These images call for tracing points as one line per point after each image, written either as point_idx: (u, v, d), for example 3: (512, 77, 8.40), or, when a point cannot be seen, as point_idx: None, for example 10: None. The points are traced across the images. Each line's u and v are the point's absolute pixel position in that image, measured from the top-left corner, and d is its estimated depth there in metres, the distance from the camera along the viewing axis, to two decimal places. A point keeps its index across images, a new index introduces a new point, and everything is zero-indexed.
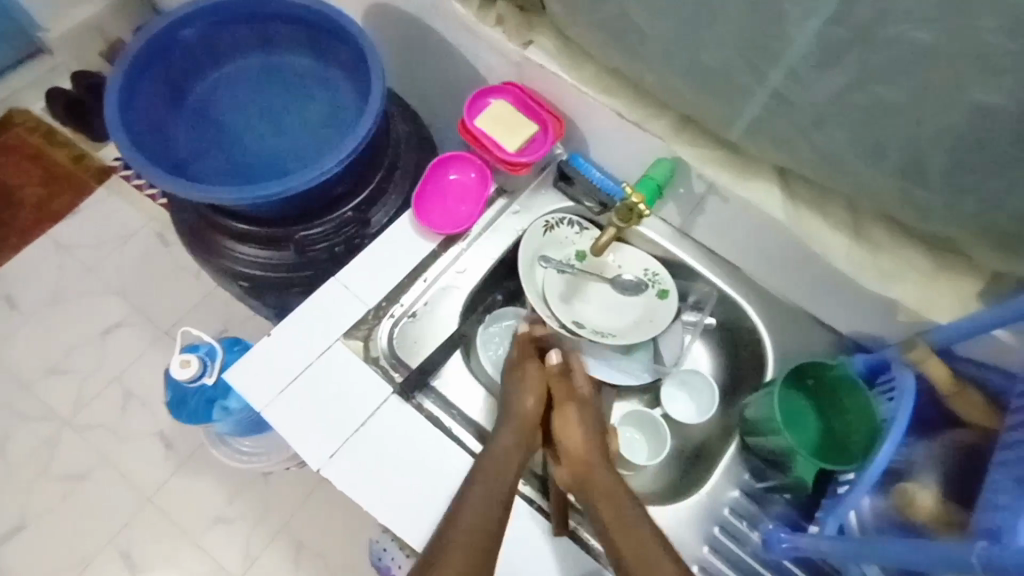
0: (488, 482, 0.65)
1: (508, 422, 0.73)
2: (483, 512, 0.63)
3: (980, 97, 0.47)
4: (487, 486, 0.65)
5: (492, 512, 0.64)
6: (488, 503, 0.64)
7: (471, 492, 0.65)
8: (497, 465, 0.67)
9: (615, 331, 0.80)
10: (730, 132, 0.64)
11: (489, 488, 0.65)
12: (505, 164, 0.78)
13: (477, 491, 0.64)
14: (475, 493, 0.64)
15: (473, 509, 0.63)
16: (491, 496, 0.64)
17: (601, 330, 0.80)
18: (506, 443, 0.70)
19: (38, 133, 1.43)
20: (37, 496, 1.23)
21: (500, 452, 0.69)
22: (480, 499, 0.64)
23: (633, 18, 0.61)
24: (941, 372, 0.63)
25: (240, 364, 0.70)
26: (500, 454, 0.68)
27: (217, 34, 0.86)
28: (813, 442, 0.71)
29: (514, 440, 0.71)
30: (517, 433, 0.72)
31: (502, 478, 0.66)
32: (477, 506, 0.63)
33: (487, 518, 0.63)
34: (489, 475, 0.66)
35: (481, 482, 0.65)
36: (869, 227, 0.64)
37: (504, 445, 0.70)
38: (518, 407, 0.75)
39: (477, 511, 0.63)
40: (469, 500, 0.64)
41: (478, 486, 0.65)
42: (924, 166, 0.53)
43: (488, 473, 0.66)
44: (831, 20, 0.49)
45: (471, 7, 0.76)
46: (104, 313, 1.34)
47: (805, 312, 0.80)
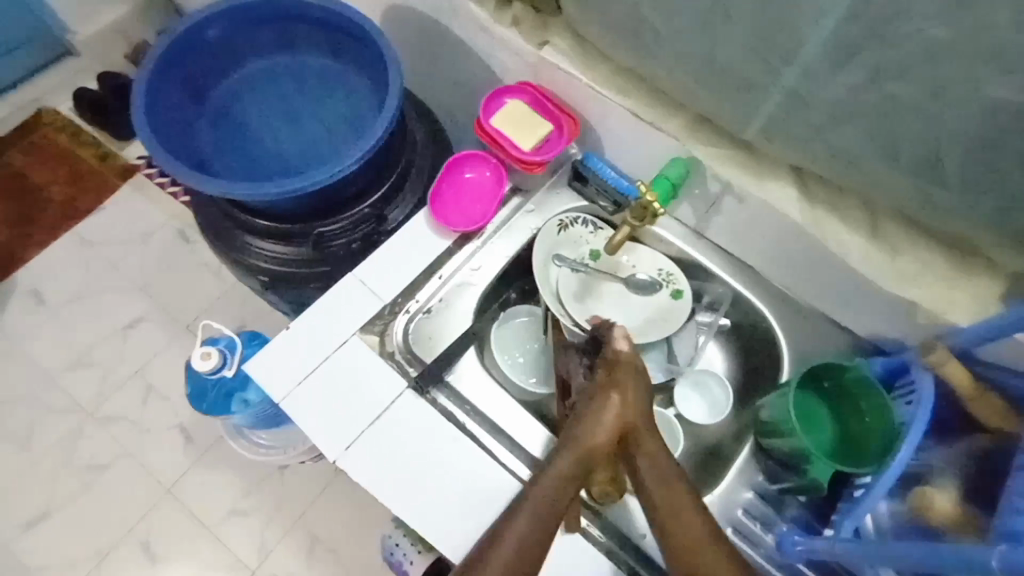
0: (537, 507, 0.58)
1: (573, 445, 0.62)
2: (527, 545, 0.55)
3: (999, 95, 0.47)
4: (532, 515, 0.57)
5: (536, 549, 0.55)
6: (534, 535, 0.56)
7: (516, 517, 0.57)
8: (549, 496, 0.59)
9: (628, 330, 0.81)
10: (745, 130, 0.64)
11: (536, 515, 0.57)
12: (520, 163, 0.79)
13: (524, 521, 0.56)
14: (519, 519, 0.57)
15: (517, 542, 0.55)
16: (541, 528, 0.56)
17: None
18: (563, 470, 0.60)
19: (65, 132, 1.47)
20: (61, 486, 1.26)
21: (556, 481, 0.60)
22: (525, 533, 0.56)
23: (647, 17, 0.61)
24: (960, 374, 0.61)
25: (259, 357, 0.71)
26: (554, 484, 0.59)
27: (239, 35, 0.88)
28: (828, 444, 0.70)
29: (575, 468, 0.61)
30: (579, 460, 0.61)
31: (553, 508, 0.58)
32: (522, 539, 0.55)
33: (530, 554, 0.55)
34: (541, 507, 0.58)
35: (529, 510, 0.57)
36: (886, 227, 0.64)
37: (559, 474, 0.60)
38: (589, 432, 0.62)
39: (519, 538, 0.56)
40: (512, 532, 0.56)
41: (523, 516, 0.57)
42: (942, 165, 0.53)
43: (539, 503, 0.58)
44: (845, 18, 0.49)
45: (487, 8, 0.77)
46: (127, 308, 1.37)
47: (821, 313, 0.79)
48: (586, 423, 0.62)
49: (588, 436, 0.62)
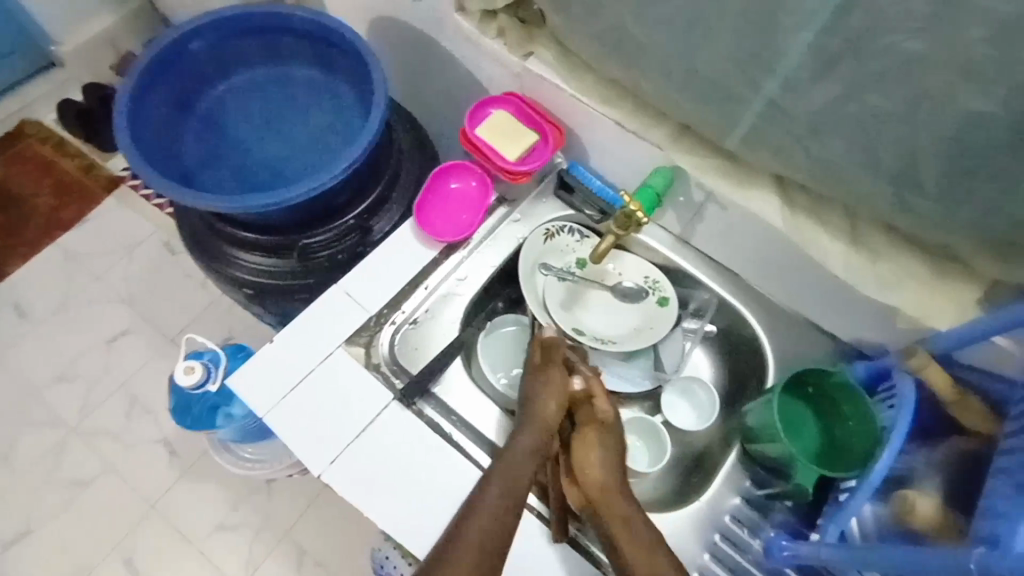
0: (503, 480, 0.64)
1: (529, 422, 0.70)
2: (498, 512, 0.62)
3: (972, 105, 0.48)
4: (502, 486, 0.64)
5: (506, 516, 0.62)
6: (504, 504, 0.63)
7: (486, 488, 0.64)
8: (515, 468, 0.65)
9: (614, 337, 0.81)
10: (727, 139, 0.64)
11: (505, 486, 0.64)
12: (506, 173, 0.79)
13: (495, 491, 0.63)
14: (490, 490, 0.63)
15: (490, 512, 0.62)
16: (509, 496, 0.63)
17: (602, 337, 0.81)
18: (524, 447, 0.67)
19: (49, 144, 1.46)
20: (43, 503, 1.24)
21: (517, 458, 0.66)
22: (493, 505, 0.62)
23: (630, 28, 0.62)
24: (940, 378, 0.63)
25: (243, 370, 0.71)
26: (517, 459, 0.66)
27: (223, 47, 0.88)
28: (812, 448, 0.71)
29: (534, 444, 0.68)
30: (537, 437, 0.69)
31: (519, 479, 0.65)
32: (492, 510, 0.62)
33: (501, 522, 0.62)
34: (507, 481, 0.64)
35: (498, 480, 0.64)
36: (866, 234, 0.65)
37: (521, 450, 0.67)
38: (544, 415, 0.70)
39: (491, 512, 0.62)
40: (483, 503, 0.63)
41: (494, 487, 0.64)
42: (919, 172, 0.54)
43: (506, 474, 0.65)
44: (824, 31, 0.50)
45: (472, 20, 0.78)
46: (112, 321, 1.35)
47: (805, 319, 0.80)
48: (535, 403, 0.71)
49: (540, 414, 0.70)
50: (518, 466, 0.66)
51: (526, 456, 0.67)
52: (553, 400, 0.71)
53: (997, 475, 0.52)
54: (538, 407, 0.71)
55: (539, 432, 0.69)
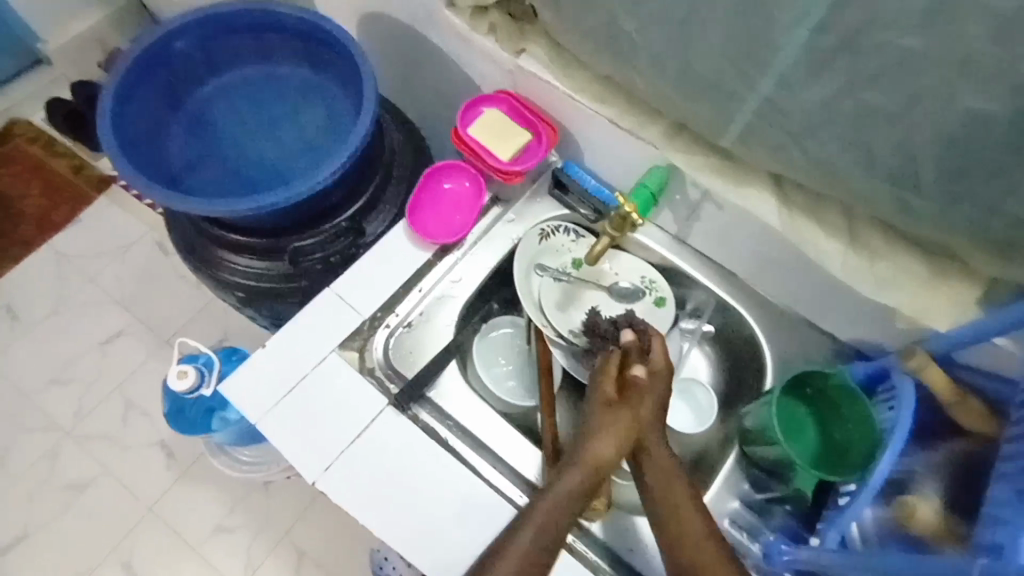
0: (543, 519, 0.60)
1: (580, 466, 0.62)
2: (531, 557, 0.59)
3: (971, 104, 0.47)
4: (538, 529, 0.60)
5: (539, 557, 0.59)
6: (538, 547, 0.59)
7: (522, 527, 0.60)
8: (557, 510, 0.60)
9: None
10: (723, 138, 0.63)
11: (544, 530, 0.60)
12: (499, 173, 0.78)
13: (530, 533, 0.60)
14: (525, 529, 0.60)
15: (523, 556, 0.58)
16: (544, 540, 0.59)
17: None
18: (571, 488, 0.61)
19: (39, 144, 1.44)
20: (39, 506, 1.23)
21: (563, 497, 0.61)
22: (530, 544, 0.59)
23: (623, 26, 0.60)
24: (939, 378, 0.62)
25: (236, 376, 0.70)
26: (558, 501, 0.61)
27: (210, 46, 0.86)
28: (814, 452, 0.70)
29: (583, 483, 0.62)
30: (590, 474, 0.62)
31: (558, 524, 0.60)
32: (526, 551, 0.59)
33: (535, 564, 0.58)
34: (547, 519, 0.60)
35: (537, 524, 0.60)
36: (865, 233, 0.64)
37: (569, 488, 0.61)
38: (599, 449, 0.63)
39: (526, 549, 0.59)
40: (517, 542, 0.59)
41: (529, 529, 0.60)
42: (918, 173, 0.53)
43: (545, 520, 0.60)
44: (819, 28, 0.49)
45: (463, 16, 0.76)
46: (105, 323, 1.34)
47: (803, 318, 0.79)
48: (591, 441, 0.64)
49: (595, 459, 0.63)
50: (562, 508, 0.61)
51: (571, 498, 0.61)
52: (609, 437, 0.64)
53: (998, 480, 0.51)
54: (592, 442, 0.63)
55: (590, 476, 0.62)
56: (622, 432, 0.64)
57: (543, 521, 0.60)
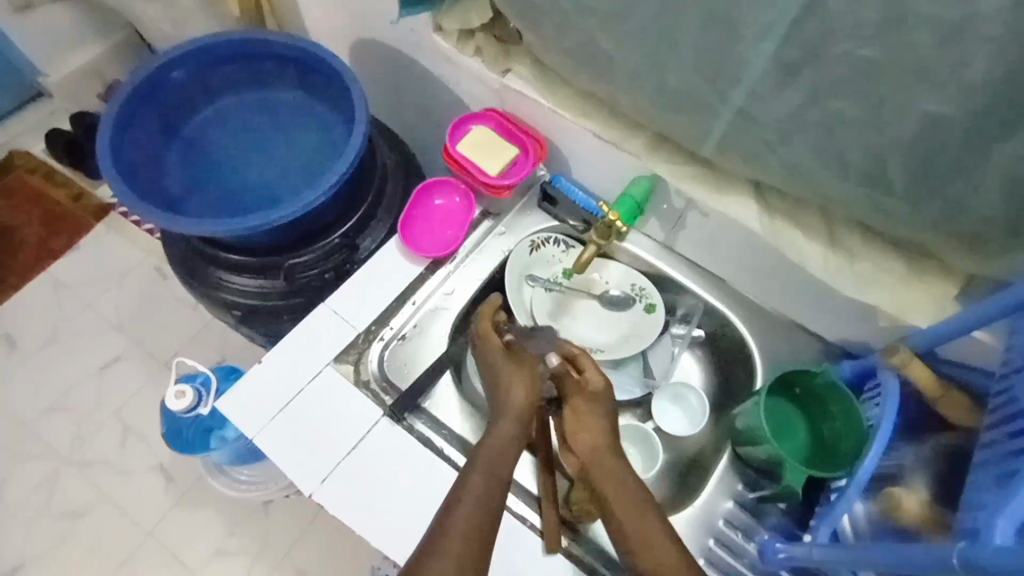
0: (487, 461, 0.64)
1: (506, 416, 0.68)
2: (482, 504, 0.60)
3: (928, 107, 0.49)
4: (485, 475, 0.63)
5: (492, 504, 0.61)
6: (488, 495, 0.61)
7: (470, 475, 0.62)
8: (494, 455, 0.64)
9: (603, 346, 0.83)
10: (703, 147, 0.66)
11: (489, 475, 0.63)
12: (488, 187, 0.80)
13: (477, 480, 0.62)
14: (473, 475, 0.62)
15: (473, 502, 0.60)
16: (492, 484, 0.62)
17: (590, 346, 0.82)
18: (505, 435, 0.66)
19: (38, 175, 1.47)
20: (37, 535, 1.22)
21: (500, 442, 0.66)
22: (479, 494, 0.61)
23: (599, 43, 0.63)
24: (923, 374, 0.63)
25: (233, 393, 0.71)
26: (498, 445, 0.65)
27: (205, 73, 0.89)
28: (802, 450, 0.71)
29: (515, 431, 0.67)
30: (518, 425, 0.67)
31: (502, 464, 0.64)
32: (475, 502, 0.60)
33: (487, 507, 0.60)
34: (489, 466, 0.63)
35: (479, 473, 0.63)
36: (843, 235, 0.66)
37: (503, 437, 0.66)
38: (514, 397, 0.69)
39: (477, 493, 0.61)
40: (466, 496, 0.61)
41: (477, 476, 0.62)
42: (887, 173, 0.55)
43: (488, 463, 0.64)
44: (783, 41, 0.51)
45: (450, 39, 0.79)
46: (104, 349, 1.35)
47: (791, 321, 0.81)
48: (510, 392, 0.69)
49: (518, 404, 0.68)
50: (503, 449, 0.65)
51: (505, 446, 0.66)
52: (522, 382, 0.70)
53: (976, 469, 0.53)
54: (508, 395, 0.69)
55: (517, 422, 0.68)
56: (530, 377, 0.70)
57: (488, 465, 0.63)
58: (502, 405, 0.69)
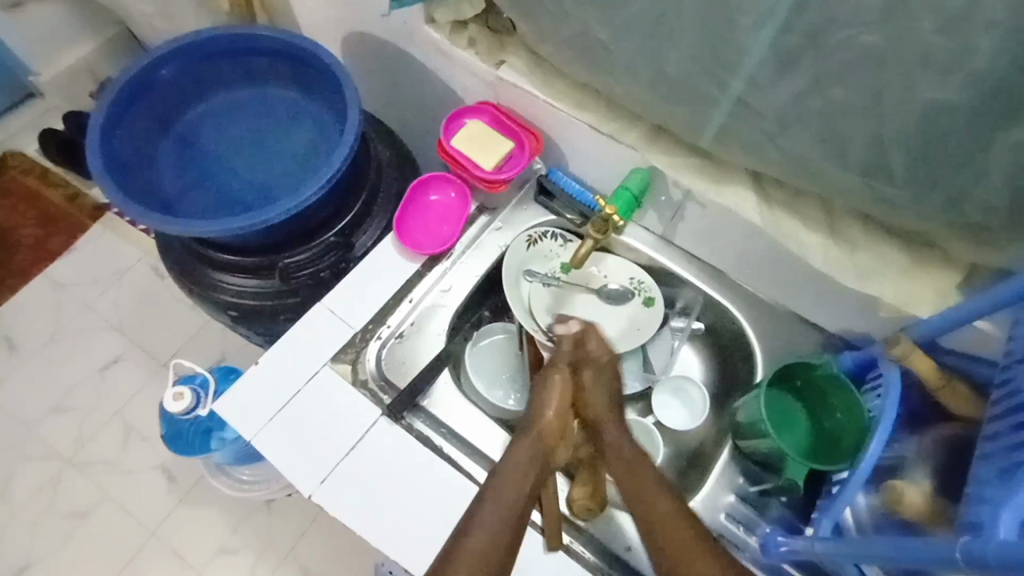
0: (505, 482, 0.64)
1: (528, 435, 0.69)
2: (497, 526, 0.61)
3: (931, 95, 0.48)
4: (502, 498, 0.63)
5: (508, 526, 0.62)
6: (504, 516, 0.62)
7: (486, 498, 0.63)
8: (514, 476, 0.65)
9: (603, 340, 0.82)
10: (701, 138, 0.65)
11: (505, 497, 0.63)
12: (484, 182, 0.79)
13: (490, 509, 0.62)
14: (489, 499, 0.63)
15: (489, 526, 0.61)
16: (507, 505, 0.63)
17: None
18: (525, 454, 0.67)
19: (32, 175, 1.45)
20: (41, 536, 1.23)
21: (521, 463, 0.66)
22: (496, 515, 0.62)
23: (595, 33, 0.62)
24: (924, 364, 0.62)
25: (231, 395, 0.70)
26: (517, 467, 0.66)
27: (195, 70, 0.88)
28: (804, 443, 0.70)
29: (534, 451, 0.67)
30: (538, 447, 0.68)
31: (520, 486, 0.64)
32: (491, 527, 0.61)
33: (503, 531, 0.61)
34: (507, 489, 0.64)
35: (496, 494, 0.63)
36: (844, 226, 0.65)
37: (520, 458, 0.66)
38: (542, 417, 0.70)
39: (495, 518, 0.62)
40: (484, 517, 0.61)
41: (491, 498, 0.63)
42: (888, 163, 0.54)
43: (506, 483, 0.64)
44: (782, 28, 0.50)
45: (443, 32, 0.78)
46: (103, 349, 1.34)
47: (792, 313, 0.80)
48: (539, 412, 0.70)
49: (542, 427, 0.69)
50: (521, 472, 0.65)
51: (524, 466, 0.66)
52: (552, 403, 0.71)
53: (979, 461, 0.52)
54: (538, 416, 0.70)
55: (538, 443, 0.68)
56: (561, 398, 0.71)
57: (507, 486, 0.64)
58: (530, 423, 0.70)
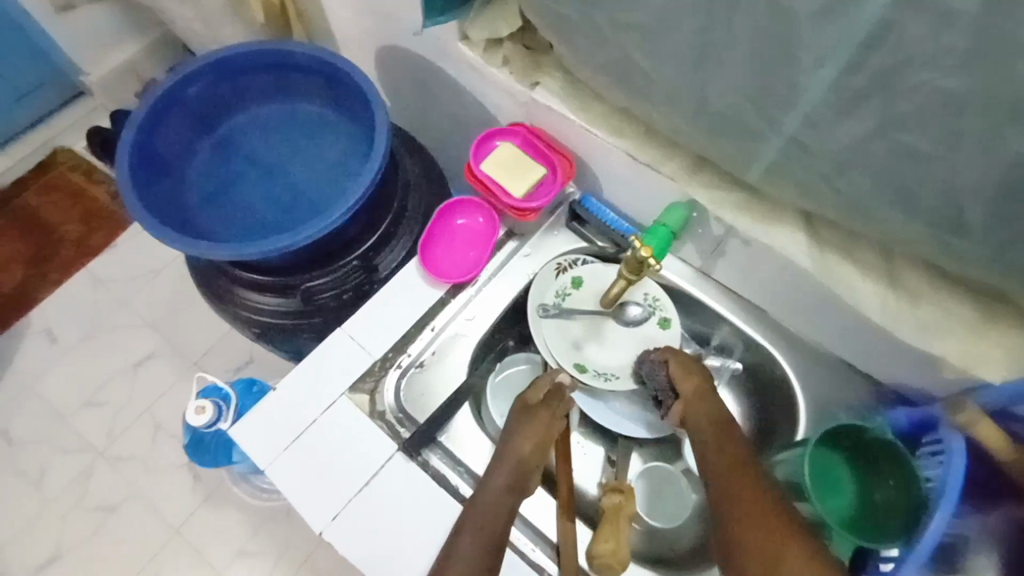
0: (479, 515, 0.61)
1: (498, 467, 0.65)
2: (473, 560, 0.58)
3: (1021, 147, 0.42)
4: (476, 532, 0.60)
5: (483, 560, 0.58)
6: (480, 550, 0.59)
7: (462, 534, 0.60)
8: (489, 510, 0.62)
9: (618, 371, 0.76)
10: (749, 173, 0.60)
11: (479, 533, 0.60)
12: (514, 210, 0.75)
13: (467, 542, 0.59)
14: (466, 535, 0.60)
15: (466, 563, 0.58)
16: (482, 537, 0.60)
17: (604, 372, 0.76)
18: (497, 488, 0.64)
19: (79, 172, 1.48)
20: (72, 528, 1.25)
21: (494, 500, 0.63)
22: (471, 553, 0.59)
23: (637, 59, 0.57)
24: (996, 436, 0.57)
25: (246, 421, 0.69)
26: (491, 501, 0.63)
27: (229, 83, 0.87)
28: (851, 509, 0.64)
29: (508, 483, 0.64)
30: (513, 477, 0.65)
31: (494, 522, 0.61)
32: (468, 560, 0.58)
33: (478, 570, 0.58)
34: (481, 527, 0.60)
35: (473, 530, 0.60)
36: (905, 275, 0.59)
37: (494, 492, 0.63)
38: (516, 448, 0.66)
39: (469, 556, 0.58)
40: (457, 557, 0.58)
41: (468, 533, 0.60)
42: (964, 215, 0.48)
43: (479, 520, 0.61)
44: (847, 68, 0.44)
45: (477, 49, 0.74)
46: (137, 346, 1.37)
47: (838, 359, 0.75)
48: (510, 445, 0.67)
49: (515, 459, 0.66)
50: (497, 506, 0.62)
51: (497, 499, 0.63)
52: (526, 438, 0.67)
53: None
54: (512, 447, 0.67)
55: (511, 476, 0.65)
56: (541, 435, 0.68)
57: (481, 522, 0.61)
58: (500, 455, 0.67)
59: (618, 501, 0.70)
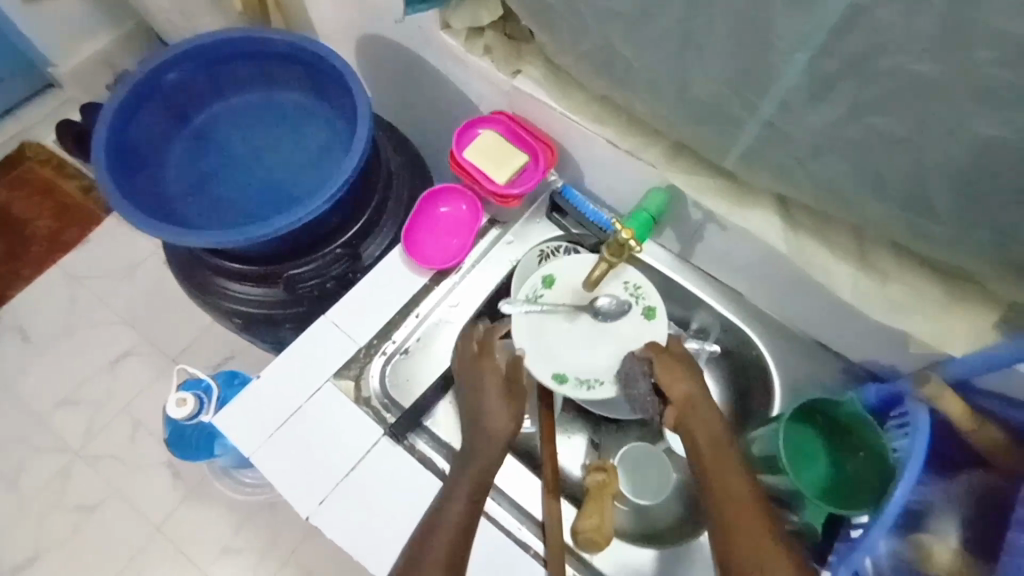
0: (465, 486, 0.63)
1: (483, 441, 0.66)
2: (460, 526, 0.60)
3: (984, 130, 0.44)
4: (463, 500, 0.62)
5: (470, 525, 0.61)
6: (465, 515, 0.61)
7: (450, 502, 0.62)
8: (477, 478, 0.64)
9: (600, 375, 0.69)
10: (727, 158, 0.62)
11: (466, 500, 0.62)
12: (495, 196, 0.76)
13: (455, 509, 0.61)
14: (454, 503, 0.62)
15: (452, 526, 0.60)
16: (471, 510, 0.62)
17: (584, 379, 0.69)
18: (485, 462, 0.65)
19: (50, 166, 1.45)
20: (50, 528, 1.23)
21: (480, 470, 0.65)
22: (457, 522, 0.60)
23: (618, 47, 0.59)
24: (957, 408, 0.58)
25: (231, 409, 0.69)
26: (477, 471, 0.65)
27: (206, 72, 0.86)
28: (823, 480, 0.66)
29: (494, 456, 0.66)
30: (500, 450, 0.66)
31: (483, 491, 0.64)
32: (454, 524, 0.60)
33: (467, 533, 0.60)
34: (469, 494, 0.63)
35: (456, 498, 0.62)
36: (876, 255, 0.62)
37: (481, 466, 0.65)
38: (497, 422, 0.67)
39: (456, 521, 0.61)
40: (443, 522, 0.60)
41: (455, 503, 0.62)
42: (931, 196, 0.51)
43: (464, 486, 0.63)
44: (820, 52, 0.46)
45: (459, 38, 0.75)
46: (115, 343, 1.34)
47: (813, 339, 0.77)
48: (490, 418, 0.67)
49: (499, 435, 0.66)
50: (484, 474, 0.65)
51: (483, 471, 0.65)
52: (506, 413, 0.67)
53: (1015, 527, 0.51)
54: (493, 421, 0.67)
55: (499, 449, 0.66)
56: (517, 409, 0.68)
57: (466, 489, 0.63)
58: (478, 425, 0.67)
59: (602, 479, 0.71)
